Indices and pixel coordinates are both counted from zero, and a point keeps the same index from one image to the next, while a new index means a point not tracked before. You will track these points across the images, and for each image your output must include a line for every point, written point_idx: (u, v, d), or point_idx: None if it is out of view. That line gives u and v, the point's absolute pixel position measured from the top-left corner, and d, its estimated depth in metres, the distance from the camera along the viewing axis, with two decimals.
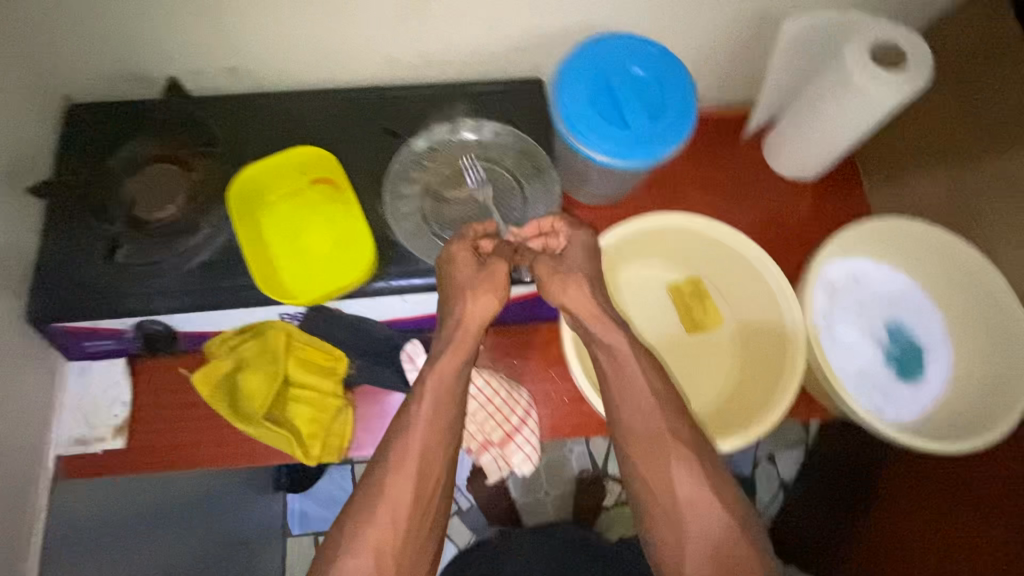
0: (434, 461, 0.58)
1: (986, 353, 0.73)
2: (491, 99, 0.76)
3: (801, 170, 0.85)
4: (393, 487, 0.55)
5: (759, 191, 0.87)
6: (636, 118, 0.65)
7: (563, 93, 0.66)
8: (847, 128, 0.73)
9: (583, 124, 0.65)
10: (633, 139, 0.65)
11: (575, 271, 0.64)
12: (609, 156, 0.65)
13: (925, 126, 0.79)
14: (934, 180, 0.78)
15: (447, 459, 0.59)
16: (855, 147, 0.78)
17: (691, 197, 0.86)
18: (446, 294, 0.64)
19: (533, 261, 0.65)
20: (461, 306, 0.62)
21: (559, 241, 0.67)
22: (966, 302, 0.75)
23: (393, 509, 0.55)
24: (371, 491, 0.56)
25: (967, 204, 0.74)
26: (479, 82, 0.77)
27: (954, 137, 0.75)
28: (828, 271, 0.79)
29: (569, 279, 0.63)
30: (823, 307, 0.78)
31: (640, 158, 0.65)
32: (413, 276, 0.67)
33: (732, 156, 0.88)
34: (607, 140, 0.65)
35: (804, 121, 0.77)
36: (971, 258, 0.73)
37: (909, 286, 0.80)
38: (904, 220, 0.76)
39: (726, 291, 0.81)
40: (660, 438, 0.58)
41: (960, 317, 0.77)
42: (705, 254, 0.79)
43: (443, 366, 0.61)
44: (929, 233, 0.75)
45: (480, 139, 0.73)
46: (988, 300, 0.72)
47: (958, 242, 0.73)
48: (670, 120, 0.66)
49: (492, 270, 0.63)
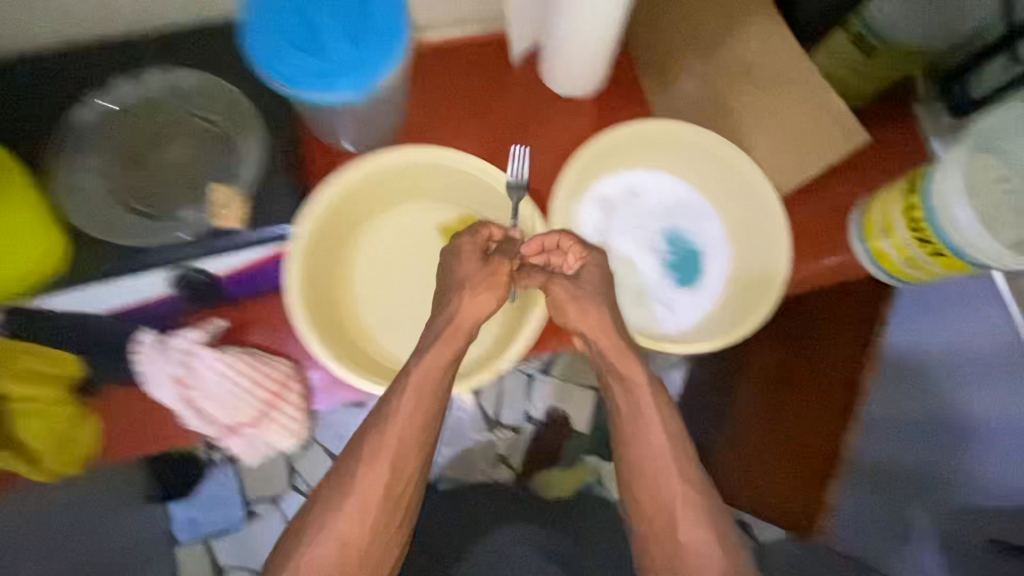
0: (408, 461, 0.60)
1: (751, 242, 0.77)
2: (193, 45, 0.68)
3: (571, 88, 0.85)
4: (364, 488, 0.58)
5: (539, 119, 0.86)
6: (338, 44, 0.64)
7: (255, 40, 0.63)
8: (586, 36, 0.73)
9: (285, 67, 0.63)
10: (346, 68, 0.64)
11: (595, 290, 0.64)
12: (320, 91, 0.64)
13: (688, 30, 0.75)
14: (697, 84, 0.76)
15: (421, 459, 0.61)
16: (608, 53, 0.78)
17: (467, 128, 0.85)
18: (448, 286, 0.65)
19: (552, 281, 0.65)
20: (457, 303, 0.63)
21: (564, 258, 0.68)
22: (730, 188, 0.78)
23: (360, 511, 0.58)
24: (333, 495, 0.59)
25: (724, 109, 0.73)
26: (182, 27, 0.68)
27: (703, 46, 0.74)
28: (601, 186, 0.80)
29: (590, 302, 0.64)
30: (598, 223, 0.79)
31: (353, 87, 0.64)
32: (158, 261, 0.63)
33: (506, 84, 0.86)
34: (317, 76, 0.63)
35: (551, 38, 0.77)
36: (725, 151, 0.75)
37: (685, 191, 0.81)
38: (661, 123, 0.76)
39: (487, 223, 0.78)
40: (643, 420, 0.61)
41: (730, 207, 0.79)
42: (459, 189, 0.75)
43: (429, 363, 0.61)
44: (690, 134, 0.76)
45: (170, 88, 0.67)
46: (741, 180, 0.75)
47: (716, 142, 0.74)
48: (375, 36, 0.64)
49: (494, 266, 0.65)
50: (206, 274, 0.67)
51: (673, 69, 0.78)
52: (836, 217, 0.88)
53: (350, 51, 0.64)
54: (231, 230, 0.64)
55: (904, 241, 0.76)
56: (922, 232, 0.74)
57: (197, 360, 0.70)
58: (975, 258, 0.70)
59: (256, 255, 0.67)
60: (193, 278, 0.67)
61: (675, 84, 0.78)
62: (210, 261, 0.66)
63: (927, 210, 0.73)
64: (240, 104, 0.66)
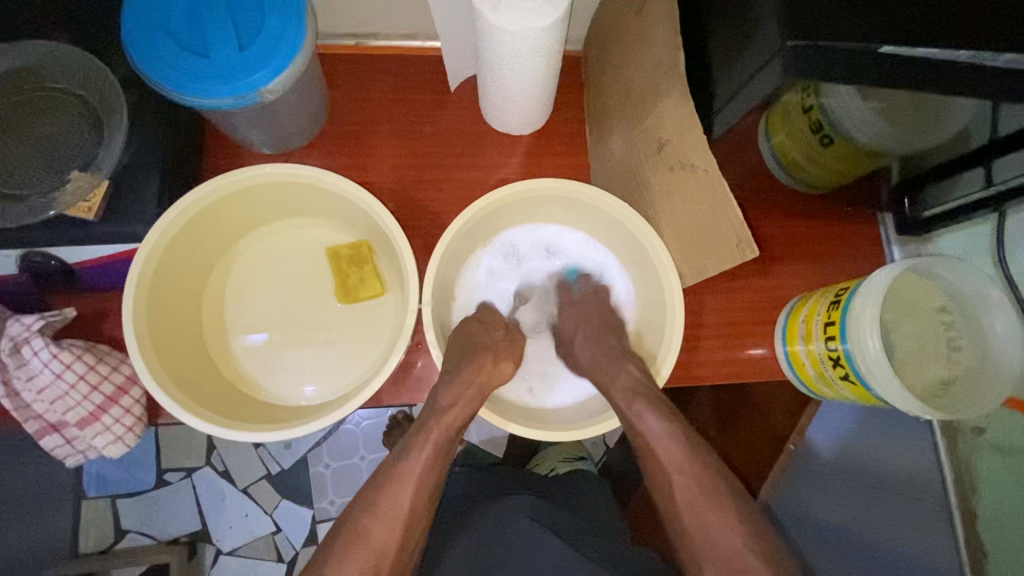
0: (421, 511, 0.62)
1: (654, 312, 0.73)
2: (96, 33, 0.64)
3: (508, 127, 0.78)
4: (377, 532, 0.59)
5: (471, 151, 0.79)
6: (218, 45, 0.59)
7: (134, 29, 0.59)
8: (513, 76, 0.67)
9: (161, 62, 0.58)
10: (224, 71, 0.59)
11: None
12: (195, 93, 0.58)
13: (621, 88, 0.68)
14: (622, 148, 0.69)
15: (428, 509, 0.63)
16: (541, 96, 0.72)
17: (385, 145, 0.78)
18: (464, 358, 0.67)
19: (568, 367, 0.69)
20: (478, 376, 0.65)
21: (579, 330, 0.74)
22: (639, 258, 0.74)
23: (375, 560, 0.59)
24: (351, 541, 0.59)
25: (644, 183, 0.67)
26: (84, 9, 0.64)
27: (631, 108, 0.66)
28: (512, 235, 0.80)
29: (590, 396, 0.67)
30: (504, 269, 0.79)
31: (232, 90, 0.59)
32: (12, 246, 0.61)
33: (444, 105, 0.80)
34: (193, 75, 0.58)
35: (483, 76, 0.70)
36: (632, 219, 0.70)
37: (598, 251, 0.80)
38: (569, 182, 0.72)
39: (386, 254, 0.75)
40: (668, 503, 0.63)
41: (640, 275, 0.76)
42: (360, 216, 0.73)
43: (448, 421, 0.64)
44: (597, 198, 0.71)
45: (54, 63, 0.62)
46: (648, 252, 0.71)
47: (623, 208, 0.70)
48: (259, 43, 0.59)
49: (476, 367, 0.66)
50: (56, 261, 0.63)
51: (609, 128, 0.72)
52: (766, 309, 0.80)
53: (232, 54, 0.59)
54: (83, 221, 0.61)
55: (818, 352, 0.70)
56: (834, 348, 0.68)
57: (24, 348, 0.61)
58: (879, 393, 0.63)
59: (113, 250, 0.65)
60: (39, 262, 0.63)
61: (610, 143, 0.72)
62: (63, 249, 0.62)
63: (841, 327, 0.67)
64: (113, 92, 0.63)
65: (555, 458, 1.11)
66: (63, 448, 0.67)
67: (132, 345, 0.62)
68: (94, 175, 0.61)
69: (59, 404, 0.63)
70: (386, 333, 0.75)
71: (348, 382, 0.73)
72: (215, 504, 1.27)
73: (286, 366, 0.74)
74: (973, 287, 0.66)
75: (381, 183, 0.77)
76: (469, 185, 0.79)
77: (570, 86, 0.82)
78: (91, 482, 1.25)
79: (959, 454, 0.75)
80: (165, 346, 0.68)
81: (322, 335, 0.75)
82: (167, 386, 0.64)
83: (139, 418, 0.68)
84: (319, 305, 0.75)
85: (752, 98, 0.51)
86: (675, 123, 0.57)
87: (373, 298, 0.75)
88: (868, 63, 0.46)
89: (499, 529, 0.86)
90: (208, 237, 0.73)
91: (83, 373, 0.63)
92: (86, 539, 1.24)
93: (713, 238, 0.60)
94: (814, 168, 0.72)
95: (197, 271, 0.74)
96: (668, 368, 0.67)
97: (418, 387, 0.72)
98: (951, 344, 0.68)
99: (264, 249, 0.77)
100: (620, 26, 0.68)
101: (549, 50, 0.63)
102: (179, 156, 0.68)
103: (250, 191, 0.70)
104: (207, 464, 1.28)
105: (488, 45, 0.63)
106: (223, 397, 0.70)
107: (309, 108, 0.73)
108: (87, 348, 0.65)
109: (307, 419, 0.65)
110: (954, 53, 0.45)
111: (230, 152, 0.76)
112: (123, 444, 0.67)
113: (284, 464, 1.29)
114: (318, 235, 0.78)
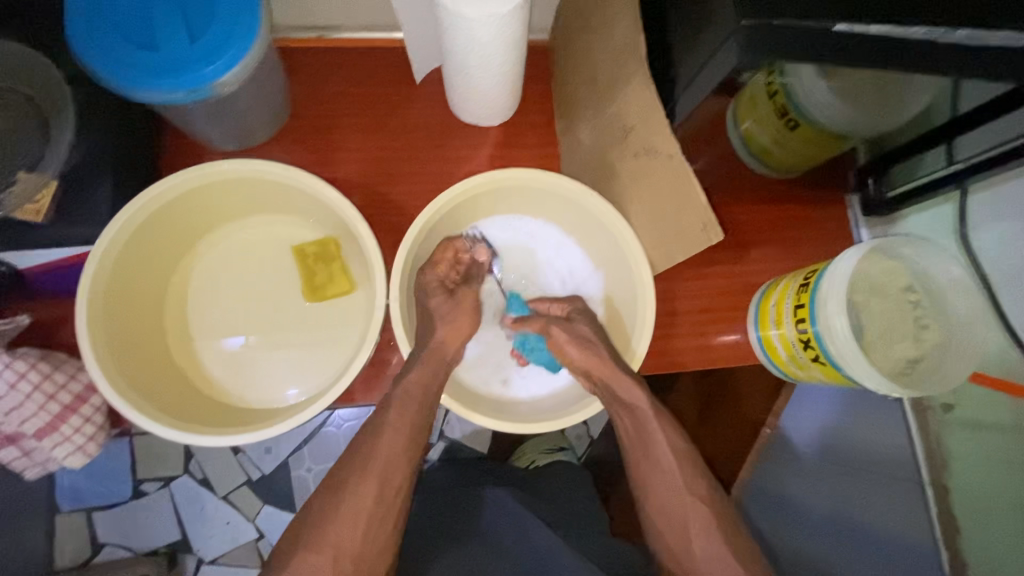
0: (395, 504, 0.61)
1: (627, 302, 0.73)
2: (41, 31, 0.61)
3: (476, 119, 0.77)
4: (352, 519, 0.58)
5: (438, 143, 0.78)
6: (169, 38, 0.57)
7: (77, 25, 0.56)
8: (477, 67, 0.66)
9: (106, 59, 0.56)
10: (176, 66, 0.57)
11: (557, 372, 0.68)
12: (145, 90, 0.56)
13: (586, 75, 0.68)
14: (590, 137, 0.69)
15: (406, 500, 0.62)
16: (506, 86, 0.71)
17: (349, 140, 0.77)
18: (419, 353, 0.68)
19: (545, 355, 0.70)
20: (450, 368, 0.65)
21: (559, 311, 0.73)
22: (609, 249, 0.74)
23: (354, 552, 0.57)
24: (326, 529, 0.58)
25: (613, 173, 0.67)
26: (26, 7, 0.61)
27: (594, 97, 0.66)
28: (483, 229, 0.79)
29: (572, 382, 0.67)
30: None
31: (186, 84, 0.57)
32: None
33: (410, 97, 0.78)
34: (144, 69, 0.56)
35: (447, 68, 0.69)
36: (603, 211, 0.70)
37: (568, 241, 0.79)
38: (537, 172, 0.71)
39: (354, 251, 0.74)
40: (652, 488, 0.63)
41: (611, 267, 0.76)
42: (325, 211, 0.72)
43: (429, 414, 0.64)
44: (565, 188, 0.71)
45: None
46: (618, 239, 0.71)
47: (593, 198, 0.69)
48: (213, 36, 0.57)
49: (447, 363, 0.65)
50: (5, 266, 0.62)
51: (577, 117, 0.71)
52: (741, 296, 0.80)
53: (183, 47, 0.57)
54: (30, 225, 0.59)
55: (789, 336, 0.71)
56: (804, 330, 0.68)
57: None
58: (848, 373, 0.64)
59: (69, 254, 0.64)
60: None
61: (579, 132, 0.72)
62: (12, 255, 0.61)
63: (811, 309, 0.67)
64: (60, 91, 0.60)
65: (529, 446, 1.13)
66: (21, 460, 0.68)
67: (88, 350, 0.60)
68: (41, 176, 0.58)
69: (14, 416, 0.62)
70: (356, 331, 0.73)
71: (319, 382, 0.72)
72: (196, 513, 1.25)
73: (256, 366, 0.72)
74: (936, 265, 0.67)
75: (349, 178, 0.76)
76: (439, 178, 0.77)
77: (538, 75, 0.81)
78: (65, 496, 1.22)
79: (931, 430, 0.76)
80: (124, 351, 0.66)
81: (291, 335, 0.73)
82: (126, 391, 0.62)
83: (99, 426, 0.69)
84: (288, 304, 0.74)
85: (714, 80, 0.51)
86: (640, 108, 0.57)
87: (341, 296, 0.74)
88: (822, 43, 0.45)
89: (481, 521, 0.86)
90: (169, 238, 0.70)
91: (39, 384, 0.61)
92: (62, 555, 1.21)
93: (683, 224, 0.59)
94: (782, 154, 0.71)
95: (156, 275, 0.71)
96: (641, 355, 0.68)
97: (392, 384, 0.71)
98: (918, 323, 0.69)
99: (228, 248, 0.75)
100: (583, 12, 0.67)
101: (512, 37, 0.62)
102: (135, 157, 0.67)
103: (208, 189, 0.68)
104: (185, 473, 1.25)
105: (450, 35, 0.62)
106: (188, 402, 0.68)
107: (269, 105, 0.71)
108: (43, 355, 0.62)
109: (274, 421, 0.63)
110: (907, 31, 0.45)
111: (190, 149, 0.74)
112: (85, 453, 0.69)
113: (265, 470, 1.26)
114: (284, 232, 0.76)
